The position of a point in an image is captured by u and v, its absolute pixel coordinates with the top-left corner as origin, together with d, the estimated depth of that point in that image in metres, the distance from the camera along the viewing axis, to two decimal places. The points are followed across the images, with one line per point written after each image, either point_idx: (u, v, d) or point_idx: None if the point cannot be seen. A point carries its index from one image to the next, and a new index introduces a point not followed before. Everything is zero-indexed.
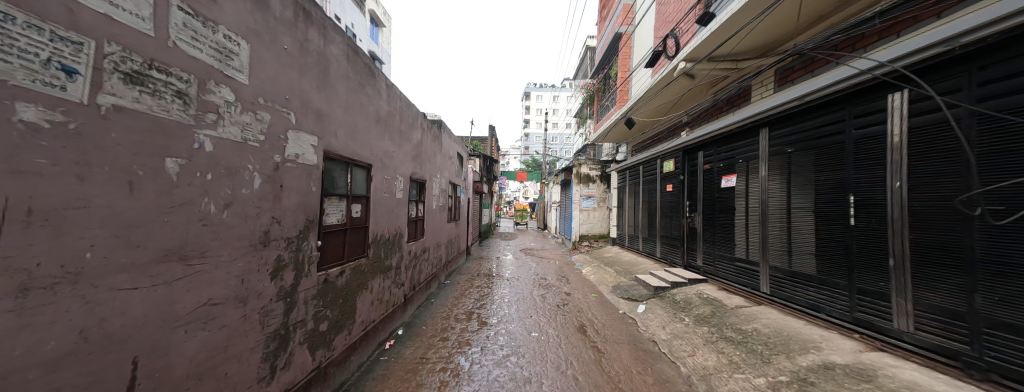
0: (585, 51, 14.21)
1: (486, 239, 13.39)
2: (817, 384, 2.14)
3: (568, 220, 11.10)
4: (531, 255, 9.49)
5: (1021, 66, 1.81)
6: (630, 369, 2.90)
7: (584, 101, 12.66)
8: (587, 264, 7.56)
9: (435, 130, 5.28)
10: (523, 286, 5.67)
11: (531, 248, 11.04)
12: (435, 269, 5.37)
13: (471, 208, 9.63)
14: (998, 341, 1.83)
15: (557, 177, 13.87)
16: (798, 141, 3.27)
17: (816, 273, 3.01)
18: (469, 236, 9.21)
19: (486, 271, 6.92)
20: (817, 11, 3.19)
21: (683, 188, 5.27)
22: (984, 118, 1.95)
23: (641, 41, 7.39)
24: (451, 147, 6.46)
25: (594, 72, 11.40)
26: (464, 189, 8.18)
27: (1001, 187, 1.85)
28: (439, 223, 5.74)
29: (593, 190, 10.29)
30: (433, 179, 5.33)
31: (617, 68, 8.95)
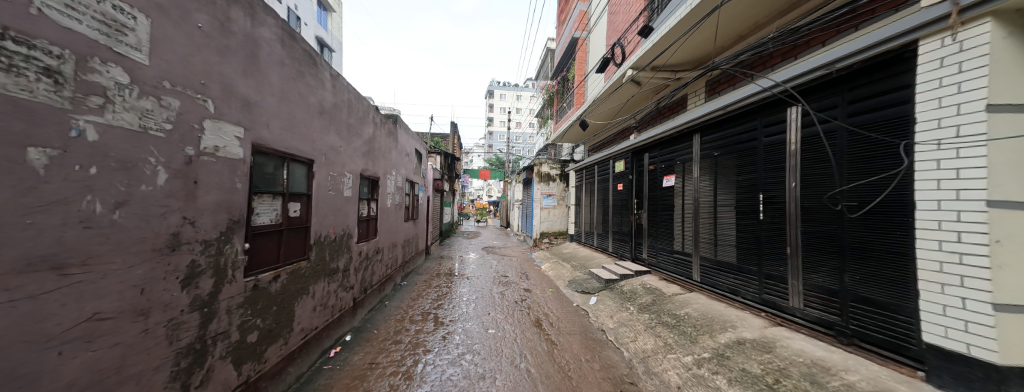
0: (546, 54, 14.57)
1: (447, 239, 13.14)
2: (731, 358, 2.52)
3: (530, 218, 11.34)
4: (493, 253, 9.52)
5: (871, 91, 2.28)
6: (579, 358, 3.08)
7: (545, 102, 13.00)
8: (546, 260, 7.81)
9: (390, 124, 5.05)
10: (483, 284, 5.68)
11: (494, 246, 11.07)
12: (390, 270, 5.15)
13: (431, 207, 9.37)
14: (859, 312, 2.29)
15: (519, 176, 14.10)
16: (723, 146, 3.69)
17: (735, 262, 3.45)
18: (429, 235, 8.97)
19: (446, 271, 6.79)
20: (737, 32, 3.63)
21: (632, 187, 5.67)
22: (850, 130, 2.39)
23: (595, 47, 7.77)
24: (409, 143, 6.23)
25: (554, 74, 11.74)
26: (423, 188, 7.92)
27: (859, 186, 2.30)
28: (395, 222, 5.51)
29: (553, 188, 10.63)
30: (388, 177, 5.11)
31: (574, 71, 9.30)
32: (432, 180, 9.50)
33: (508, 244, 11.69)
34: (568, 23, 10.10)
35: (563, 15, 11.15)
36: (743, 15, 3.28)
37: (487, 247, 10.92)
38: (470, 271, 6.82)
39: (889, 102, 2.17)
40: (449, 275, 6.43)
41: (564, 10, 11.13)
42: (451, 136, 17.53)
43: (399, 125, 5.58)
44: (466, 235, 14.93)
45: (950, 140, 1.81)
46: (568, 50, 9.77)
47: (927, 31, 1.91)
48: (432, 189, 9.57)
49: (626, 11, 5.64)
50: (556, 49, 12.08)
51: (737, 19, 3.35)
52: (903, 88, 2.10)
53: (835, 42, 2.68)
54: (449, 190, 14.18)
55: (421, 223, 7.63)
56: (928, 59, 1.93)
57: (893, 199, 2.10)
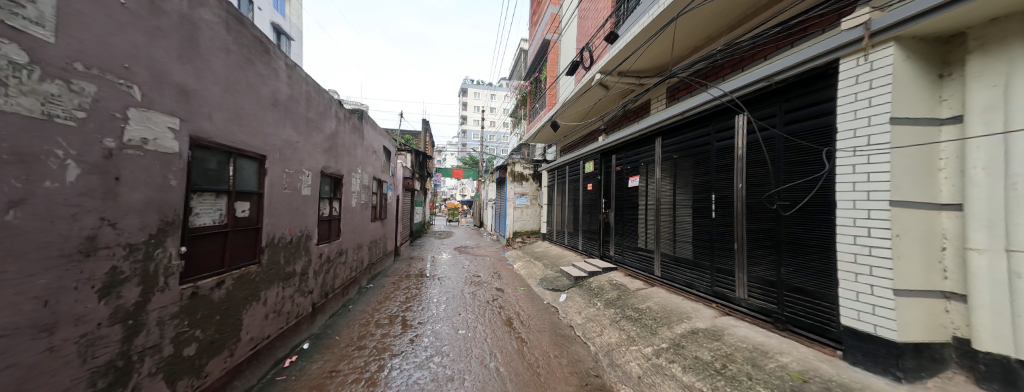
0: (520, 54, 14.67)
1: (418, 239, 12.77)
2: (686, 346, 2.75)
3: (503, 217, 11.36)
4: (465, 253, 9.43)
5: (802, 102, 2.56)
6: (548, 355, 3.14)
7: (518, 102, 13.09)
8: (519, 259, 7.87)
9: (355, 120, 4.81)
10: (454, 285, 5.61)
11: (466, 246, 10.94)
12: (355, 273, 4.90)
13: (401, 207, 9.07)
14: (793, 301, 2.56)
15: (493, 175, 14.10)
16: (681, 149, 3.94)
17: (690, 257, 3.71)
18: (399, 235, 8.68)
19: (416, 272, 6.61)
20: (693, 43, 3.90)
21: (600, 187, 5.88)
22: (785, 137, 2.66)
23: (566, 50, 7.95)
24: (376, 140, 5.97)
25: (527, 75, 11.85)
26: (392, 187, 7.64)
27: (792, 188, 2.57)
28: (361, 222, 5.27)
29: (526, 187, 10.75)
30: (353, 175, 4.87)
31: (546, 73, 9.45)
32: (401, 179, 9.19)
33: (481, 244, 11.62)
34: (541, 25, 10.25)
35: (535, 17, 11.30)
36: (698, 27, 3.52)
37: (460, 247, 10.77)
38: (441, 272, 6.70)
39: (816, 112, 2.45)
40: (419, 276, 6.27)
41: (536, 11, 11.27)
42: (423, 134, 17.05)
43: (365, 121, 5.34)
44: (439, 236, 14.62)
45: (863, 148, 2.08)
46: (541, 52, 9.92)
47: (846, 51, 2.19)
48: (401, 188, 9.26)
49: (595, 17, 5.82)
50: (529, 50, 12.20)
51: (694, 31, 3.59)
52: (827, 100, 2.38)
53: (774, 57, 2.98)
54: (420, 189, 13.79)
55: (389, 223, 7.36)
56: (846, 76, 2.21)
57: (820, 199, 2.37)
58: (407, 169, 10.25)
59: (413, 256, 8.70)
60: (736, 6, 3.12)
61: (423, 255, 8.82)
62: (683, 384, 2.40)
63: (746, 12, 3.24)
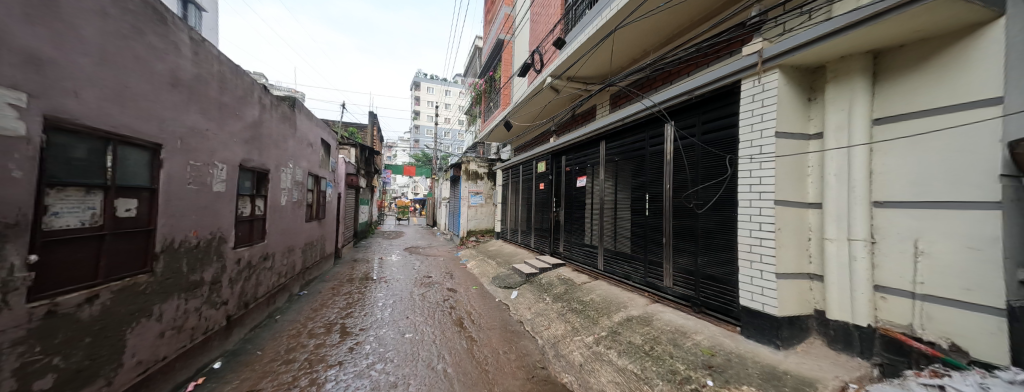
0: (475, 51, 14.58)
1: (363, 240, 11.87)
2: (622, 333, 3.06)
3: (457, 216, 11.15)
4: (416, 253, 9.07)
5: (715, 115, 2.98)
6: (497, 351, 3.18)
7: (473, 100, 12.98)
8: (472, 258, 7.81)
9: (284, 107, 4.30)
10: (403, 286, 5.38)
11: (417, 246, 10.50)
12: (283, 279, 4.39)
13: (343, 205, 8.35)
14: (707, 287, 2.97)
15: (447, 173, 13.89)
16: (621, 152, 4.27)
17: (628, 251, 4.05)
18: (339, 236, 7.99)
19: (359, 275, 6.16)
20: (631, 56, 4.27)
21: (552, 186, 6.12)
22: (702, 144, 3.06)
23: (519, 50, 8.08)
24: (312, 132, 5.43)
25: (482, 73, 11.81)
26: (332, 183, 7.00)
27: (706, 189, 2.97)
28: (293, 223, 4.74)
29: (481, 186, 10.72)
30: (283, 170, 4.34)
31: (501, 72, 9.52)
32: (343, 176, 8.45)
33: (435, 244, 11.26)
34: (495, 24, 10.28)
35: (489, 15, 11.27)
36: (635, 41, 3.86)
37: (410, 247, 10.30)
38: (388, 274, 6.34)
39: (725, 124, 2.87)
40: (364, 279, 5.87)
41: (490, 10, 11.27)
42: (369, 127, 15.82)
43: (298, 110, 4.81)
44: (388, 236, 13.78)
45: (756, 156, 2.50)
46: (496, 50, 9.93)
47: (747, 73, 2.63)
48: (343, 186, 8.52)
49: (546, 22, 6.03)
50: (484, 47, 12.11)
51: (632, 44, 3.93)
52: (732, 115, 2.81)
53: (694, 74, 3.41)
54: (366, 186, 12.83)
55: (328, 223, 6.72)
56: (748, 95, 2.63)
57: (726, 199, 2.78)
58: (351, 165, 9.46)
59: (356, 258, 8.07)
60: (665, 25, 3.50)
61: (368, 257, 8.23)
62: (618, 367, 2.66)
63: (672, 33, 3.66)
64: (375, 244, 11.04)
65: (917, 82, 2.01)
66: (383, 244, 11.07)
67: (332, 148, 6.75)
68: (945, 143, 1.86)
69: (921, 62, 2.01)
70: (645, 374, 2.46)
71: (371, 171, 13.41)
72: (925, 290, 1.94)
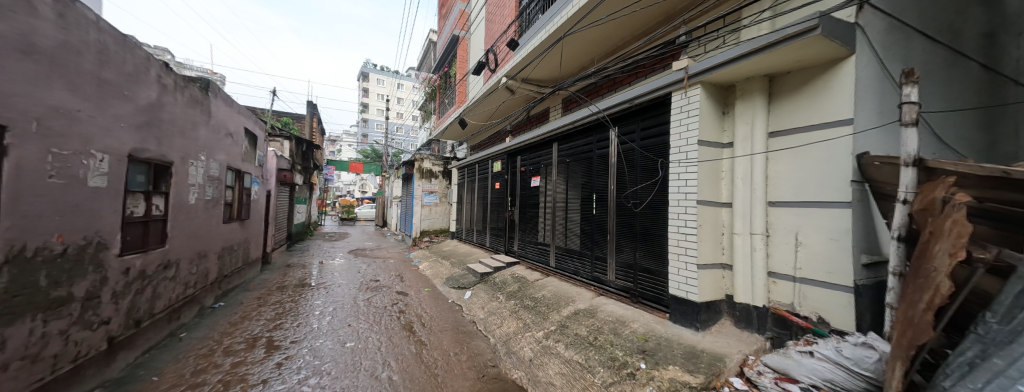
0: (428, 45, 14.15)
1: (298, 243, 10.65)
2: (569, 326, 3.22)
3: (409, 216, 10.67)
4: (363, 256, 8.47)
5: (650, 123, 3.29)
6: (447, 353, 3.12)
7: (427, 96, 12.57)
8: (425, 259, 7.55)
9: (193, 90, 3.68)
10: (346, 292, 4.99)
11: (364, 249, 9.79)
12: (192, 290, 3.74)
13: (272, 204, 7.42)
14: (643, 279, 3.27)
15: (399, 171, 13.25)
16: (571, 154, 4.49)
17: (577, 248, 4.27)
18: (268, 239, 7.08)
19: (293, 282, 5.55)
20: (579, 63, 4.52)
21: (507, 186, 6.19)
22: (641, 149, 3.37)
23: (475, 48, 8.01)
24: (233, 120, 4.75)
25: (437, 68, 11.49)
26: (259, 180, 6.20)
27: (644, 190, 3.28)
28: (206, 224, 4.08)
29: (436, 185, 10.42)
30: (191, 162, 3.70)
31: (456, 69, 9.35)
32: (274, 171, 7.48)
33: (386, 245, 10.63)
34: (451, 19, 10.05)
35: (444, 9, 10.97)
36: (582, 49, 4.09)
37: (357, 250, 9.54)
38: (329, 280, 5.81)
39: (658, 132, 3.19)
40: (300, 287, 5.30)
41: (444, 5, 11.03)
42: (308, 118, 14.29)
43: (213, 93, 4.15)
44: (332, 238, 12.58)
45: (683, 161, 2.82)
46: (451, 45, 9.69)
47: (675, 87, 2.95)
48: (274, 183, 7.55)
49: (500, 22, 6.07)
50: (439, 41, 11.73)
51: (579, 52, 4.14)
52: (664, 123, 3.13)
53: (634, 84, 3.71)
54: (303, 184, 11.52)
55: (253, 225, 5.90)
56: (676, 106, 2.95)
57: (659, 199, 3.10)
58: (284, 159, 8.43)
59: (290, 263, 7.22)
60: (609, 38, 3.78)
61: (305, 262, 7.43)
62: (565, 359, 2.79)
63: (614, 45, 3.96)
64: (315, 247, 10.00)
65: (797, 104, 2.46)
66: (325, 247, 10.08)
67: (258, 140, 5.95)
68: (817, 154, 2.32)
69: (800, 87, 2.45)
70: (589, 363, 2.63)
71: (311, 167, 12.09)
72: (802, 274, 2.40)
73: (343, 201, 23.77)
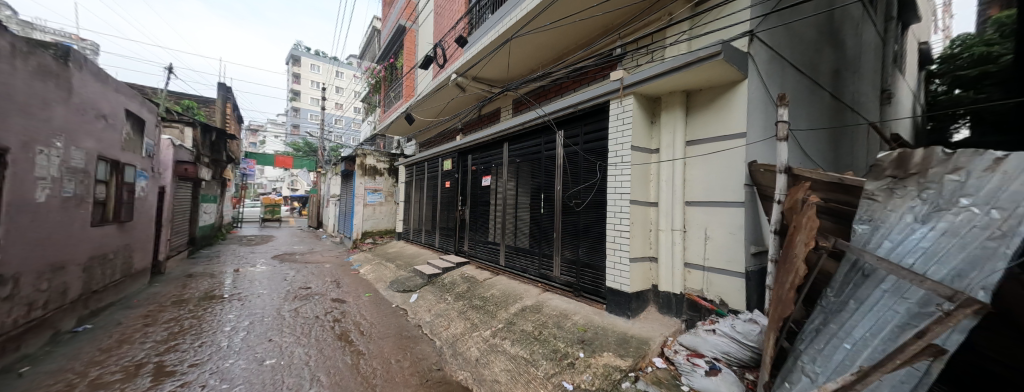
0: (372, 33, 13.23)
1: (204, 250, 8.98)
2: (516, 322, 3.29)
3: (350, 216, 9.80)
4: (292, 262, 7.54)
5: (592, 128, 3.52)
6: (388, 361, 2.93)
7: (371, 87, 11.73)
8: (367, 263, 7.03)
9: (43, 56, 2.87)
10: (269, 303, 4.40)
11: (293, 253, 8.70)
12: (40, 312, 2.91)
13: (168, 203, 6.16)
14: (585, 273, 3.48)
15: (338, 167, 12.12)
16: (521, 154, 4.57)
17: (525, 246, 4.38)
18: (160, 245, 5.85)
19: (197, 296, 4.68)
20: (528, 66, 4.64)
21: (457, 185, 6.08)
22: (583, 152, 3.58)
23: (424, 40, 7.71)
24: (108, 98, 3.84)
25: (381, 58, 10.78)
26: (148, 173, 5.11)
27: (585, 190, 3.50)
28: (62, 227, 3.21)
29: (380, 183, 9.81)
30: (41, 149, 2.89)
31: (402, 61, 8.88)
32: (170, 162, 6.24)
33: (322, 249, 9.60)
34: (398, 7, 9.50)
35: None
36: (531, 53, 4.21)
37: (285, 255, 8.42)
38: (247, 290, 5.05)
39: (598, 136, 3.43)
40: (206, 300, 4.50)
41: None
42: (220, 102, 12.20)
43: (76, 64, 3.29)
44: (253, 243, 10.89)
45: (619, 164, 3.08)
46: (398, 35, 9.15)
47: (612, 96, 3.21)
48: (169, 177, 6.30)
49: (450, 16, 5.94)
50: (384, 29, 10.96)
51: (527, 55, 4.26)
52: (603, 128, 3.38)
53: (578, 90, 3.94)
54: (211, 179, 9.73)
55: (138, 228, 4.81)
56: (614, 113, 3.20)
57: (599, 199, 3.34)
58: (185, 149, 7.02)
59: (194, 274, 6.06)
60: (554, 44, 3.96)
61: (215, 272, 6.31)
62: (510, 355, 2.84)
63: (559, 52, 4.16)
64: (228, 254, 8.53)
65: (707, 117, 2.86)
66: (243, 253, 8.67)
67: (147, 124, 4.90)
68: (720, 161, 2.72)
69: (709, 103, 2.85)
70: (533, 357, 2.72)
71: (225, 160, 10.29)
72: (710, 264, 2.80)
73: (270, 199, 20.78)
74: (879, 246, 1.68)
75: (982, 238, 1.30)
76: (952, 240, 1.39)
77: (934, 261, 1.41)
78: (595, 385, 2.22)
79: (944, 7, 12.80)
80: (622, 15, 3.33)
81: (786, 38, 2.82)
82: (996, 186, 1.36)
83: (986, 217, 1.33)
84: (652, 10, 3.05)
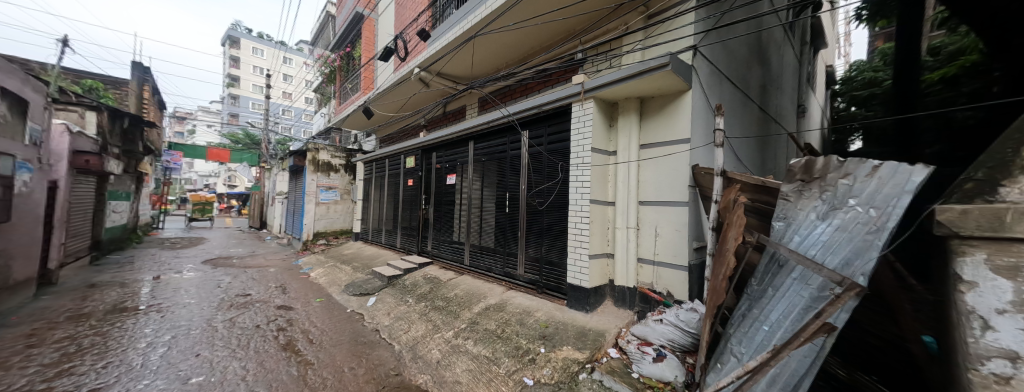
0: (324, 18, 12.29)
1: (111, 256, 7.62)
2: (479, 322, 3.28)
3: (300, 216, 9.02)
4: (229, 266, 6.74)
5: (555, 129, 3.61)
6: (340, 370, 2.74)
7: (325, 77, 10.91)
8: (318, 265, 6.54)
9: None
10: (199, 314, 3.90)
11: (230, 257, 7.78)
12: None
13: (61, 201, 5.15)
14: (548, 270, 3.56)
15: (285, 162, 11.09)
16: (486, 153, 4.55)
17: (490, 245, 4.37)
18: (51, 251, 4.88)
19: (103, 310, 3.98)
20: (494, 65, 4.64)
21: (421, 183, 5.90)
22: (547, 152, 3.67)
23: (385, 31, 7.35)
24: None
25: (336, 47, 10.08)
26: (32, 165, 4.23)
27: (548, 189, 3.60)
28: None
29: (336, 180, 9.20)
30: None
31: (360, 51, 8.38)
32: (67, 151, 5.31)
33: (265, 252, 8.69)
34: None
35: None
36: (496, 52, 4.20)
37: (219, 260, 7.49)
38: (169, 301, 4.42)
39: (561, 138, 3.53)
40: (116, 314, 3.86)
41: None
42: (134, 83, 10.45)
43: None
44: (177, 246, 9.49)
45: (581, 165, 3.20)
46: (355, 23, 8.61)
47: (574, 99, 3.32)
48: (63, 170, 5.28)
49: (413, 8, 5.73)
50: (338, 15, 10.26)
51: (492, 54, 4.24)
52: (565, 130, 3.48)
53: (542, 92, 4.02)
54: (121, 173, 8.29)
55: (17, 231, 3.96)
56: (577, 116, 3.29)
57: (561, 198, 3.45)
58: (86, 136, 5.94)
59: (97, 284, 5.14)
60: (519, 45, 3.99)
61: (127, 280, 5.42)
62: (473, 355, 2.82)
63: (524, 53, 4.21)
64: (144, 260, 7.35)
65: (658, 123, 3.08)
66: (164, 258, 7.53)
67: (31, 106, 4.07)
68: (669, 164, 2.95)
69: (659, 110, 3.07)
70: (496, 355, 2.73)
71: (141, 151, 8.85)
72: (659, 259, 3.03)
73: (201, 197, 18.23)
74: (790, 240, 1.92)
75: (863, 233, 1.56)
76: (843, 235, 1.65)
77: (830, 251, 1.67)
78: (555, 378, 2.30)
79: (844, 36, 15.17)
80: (582, 21, 3.47)
81: (723, 54, 3.14)
82: (873, 190, 1.63)
83: (867, 215, 1.60)
84: (610, 19, 3.20)
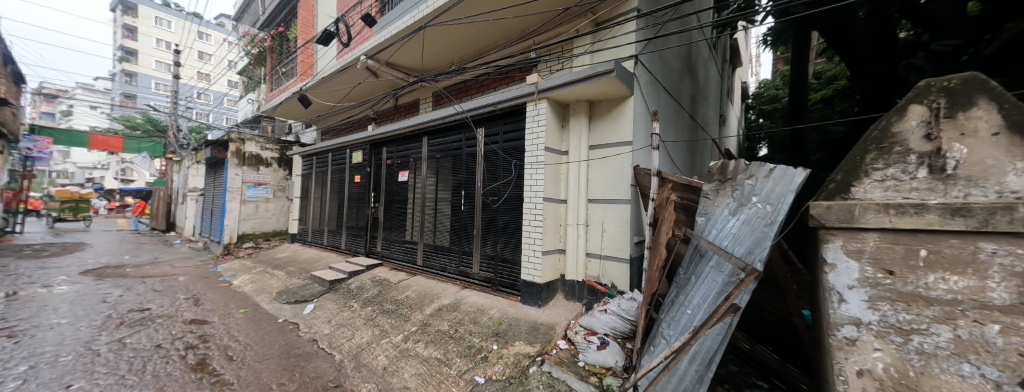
0: None
1: None
2: (429, 323, 3.18)
3: (219, 215, 7.87)
4: (120, 277, 5.59)
5: (510, 128, 3.63)
6: (265, 388, 2.44)
7: (253, 57, 9.61)
8: (244, 272, 5.77)
9: None
10: (74, 337, 3.17)
11: (122, 267, 6.46)
12: None
13: None
14: (503, 268, 3.58)
15: (201, 154, 9.56)
16: (442, 150, 4.41)
17: (445, 245, 4.26)
18: None
19: None
20: (448, 59, 4.51)
21: (370, 180, 5.53)
22: (502, 150, 3.67)
23: (326, 12, 6.72)
24: None
25: (267, 25, 8.95)
26: None
27: (504, 186, 3.61)
28: None
29: (266, 175, 8.19)
30: None
31: (297, 31, 7.54)
32: None
33: (173, 259, 7.38)
34: None
35: None
36: (450, 45, 4.08)
37: (106, 270, 6.17)
38: (28, 323, 3.51)
39: (516, 136, 3.56)
40: None
41: None
42: None
43: None
44: (42, 255, 7.56)
45: (534, 163, 3.27)
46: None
47: (527, 99, 3.36)
48: None
49: None
50: None
51: (445, 46, 4.10)
52: (520, 129, 3.52)
53: (497, 89, 4.02)
54: None
55: None
56: (531, 115, 3.34)
57: (516, 196, 3.49)
58: None
59: None
60: (473, 40, 3.92)
61: None
62: (422, 358, 2.72)
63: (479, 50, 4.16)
64: None
65: (605, 126, 3.27)
66: (24, 271, 5.96)
67: None
68: (614, 164, 3.15)
69: (606, 113, 3.26)
70: (446, 356, 2.67)
71: None
72: (605, 253, 3.22)
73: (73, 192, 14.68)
74: (709, 234, 2.16)
75: (762, 225, 1.82)
76: (747, 227, 1.92)
77: (737, 242, 1.91)
78: (506, 374, 2.32)
79: (754, 58, 17.80)
80: (535, 21, 3.53)
81: (659, 64, 3.45)
82: (769, 189, 1.92)
83: (764, 210, 1.87)
84: (560, 22, 3.31)
